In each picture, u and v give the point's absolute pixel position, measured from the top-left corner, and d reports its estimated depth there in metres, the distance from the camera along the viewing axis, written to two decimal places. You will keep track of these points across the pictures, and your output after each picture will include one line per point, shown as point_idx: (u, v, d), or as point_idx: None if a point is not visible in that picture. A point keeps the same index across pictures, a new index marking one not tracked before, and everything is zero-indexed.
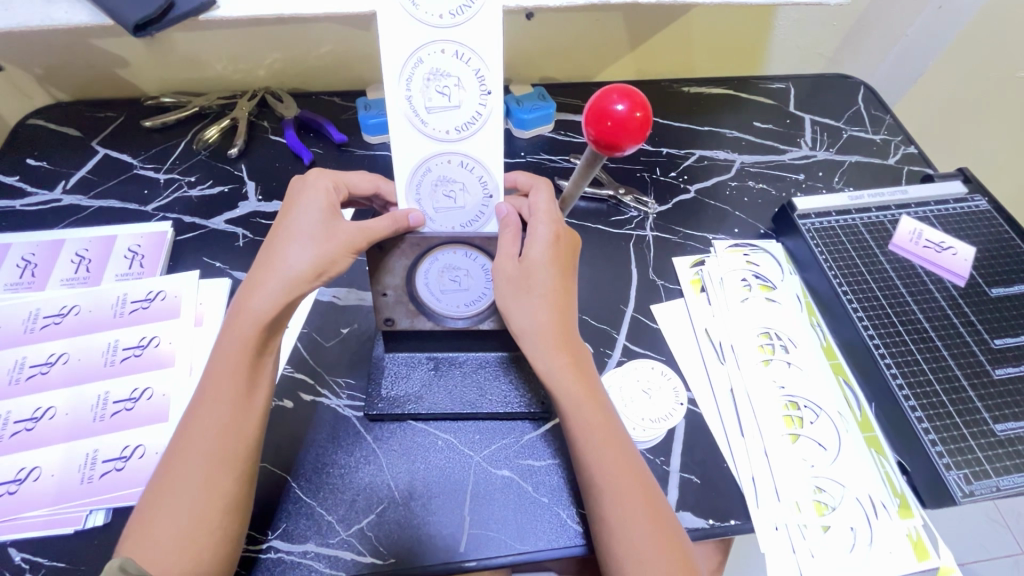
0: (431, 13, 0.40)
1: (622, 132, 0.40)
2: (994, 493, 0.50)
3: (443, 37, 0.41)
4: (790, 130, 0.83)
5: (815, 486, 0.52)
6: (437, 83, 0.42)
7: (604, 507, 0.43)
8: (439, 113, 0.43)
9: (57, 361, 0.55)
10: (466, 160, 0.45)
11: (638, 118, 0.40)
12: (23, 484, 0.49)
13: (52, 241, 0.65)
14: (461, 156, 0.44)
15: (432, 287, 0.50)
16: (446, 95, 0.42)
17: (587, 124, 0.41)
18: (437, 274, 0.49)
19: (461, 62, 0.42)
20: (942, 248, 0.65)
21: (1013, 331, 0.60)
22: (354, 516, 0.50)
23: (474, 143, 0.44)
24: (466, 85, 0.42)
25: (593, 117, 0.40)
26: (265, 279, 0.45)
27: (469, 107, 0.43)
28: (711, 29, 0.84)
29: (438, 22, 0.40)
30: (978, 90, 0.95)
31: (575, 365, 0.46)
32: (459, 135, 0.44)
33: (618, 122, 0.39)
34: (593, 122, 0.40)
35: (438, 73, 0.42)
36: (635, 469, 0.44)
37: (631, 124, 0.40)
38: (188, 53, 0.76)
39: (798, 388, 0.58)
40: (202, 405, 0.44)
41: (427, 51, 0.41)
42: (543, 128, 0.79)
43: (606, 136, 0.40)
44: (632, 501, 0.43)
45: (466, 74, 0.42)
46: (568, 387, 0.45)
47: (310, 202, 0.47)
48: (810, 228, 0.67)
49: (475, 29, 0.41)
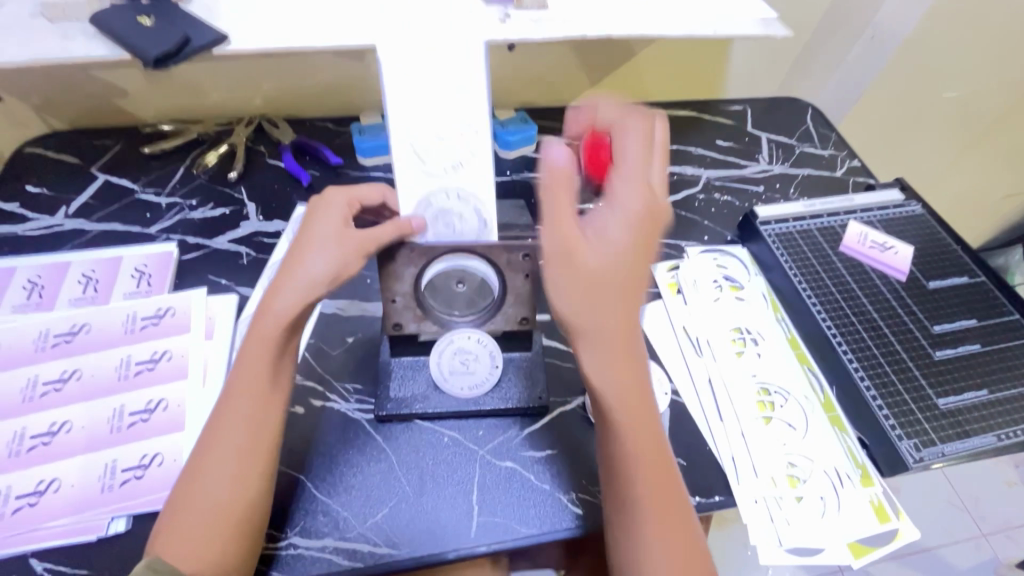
0: (425, 77, 0.48)
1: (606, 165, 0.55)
2: (940, 458, 0.57)
3: (436, 94, 0.48)
4: (749, 147, 0.91)
5: (788, 461, 0.58)
6: (432, 129, 0.49)
7: (637, 549, 0.44)
8: (435, 154, 0.49)
9: (70, 377, 0.57)
10: (462, 193, 0.50)
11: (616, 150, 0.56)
12: (44, 495, 0.50)
13: (56, 263, 0.67)
14: (456, 187, 0.50)
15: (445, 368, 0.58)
16: (440, 138, 0.49)
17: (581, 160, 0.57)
18: (450, 354, 0.57)
19: (452, 112, 0.49)
20: (886, 248, 0.73)
21: (951, 317, 0.68)
22: (369, 510, 0.53)
23: (468, 176, 0.50)
24: (457, 129, 0.49)
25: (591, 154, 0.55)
26: (286, 284, 0.49)
27: (461, 146, 0.49)
28: (674, 59, 0.93)
29: (430, 83, 0.48)
30: (912, 111, 1.07)
31: (626, 372, 0.44)
32: (454, 170, 0.49)
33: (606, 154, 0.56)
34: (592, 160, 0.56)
35: (433, 123, 0.49)
36: (669, 480, 0.46)
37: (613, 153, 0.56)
38: (188, 83, 0.80)
39: (768, 376, 0.64)
40: (229, 401, 0.48)
41: (421, 106, 0.48)
42: (526, 149, 0.85)
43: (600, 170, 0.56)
44: (618, 361, 0.43)
45: (456, 121, 0.49)
46: (611, 383, 0.43)
47: (327, 216, 0.51)
48: (772, 233, 0.74)
49: (462, 87, 0.49)
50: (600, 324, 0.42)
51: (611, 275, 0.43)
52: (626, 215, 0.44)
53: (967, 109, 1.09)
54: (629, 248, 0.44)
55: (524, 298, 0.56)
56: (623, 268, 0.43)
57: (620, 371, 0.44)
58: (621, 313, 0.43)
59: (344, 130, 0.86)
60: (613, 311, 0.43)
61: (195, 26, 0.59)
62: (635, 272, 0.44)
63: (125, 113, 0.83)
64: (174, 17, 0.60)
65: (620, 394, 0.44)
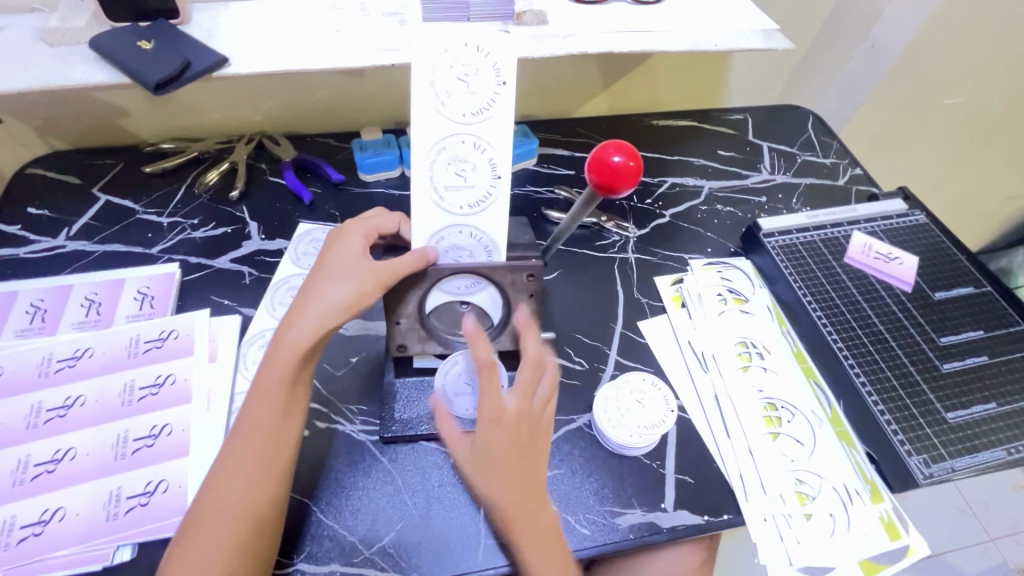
0: (455, 111, 0.48)
1: (618, 179, 0.48)
2: (950, 474, 0.56)
3: (464, 131, 0.49)
4: (750, 156, 0.91)
5: (796, 478, 0.58)
6: (455, 167, 0.50)
7: None
8: (455, 192, 0.51)
9: (74, 404, 0.57)
10: (475, 232, 0.52)
11: (633, 167, 0.48)
12: (48, 524, 0.50)
13: (59, 286, 0.67)
14: (471, 228, 0.52)
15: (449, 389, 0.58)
16: (461, 176, 0.50)
17: (591, 171, 0.49)
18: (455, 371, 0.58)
19: (477, 151, 0.50)
20: (890, 259, 0.73)
21: (957, 329, 0.67)
22: (375, 535, 0.52)
23: (484, 217, 0.52)
24: (480, 169, 0.50)
25: (594, 166, 0.48)
26: (303, 311, 0.50)
27: (481, 187, 0.51)
28: (674, 70, 0.93)
29: (461, 118, 0.49)
30: (913, 117, 1.07)
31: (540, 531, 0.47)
32: (471, 210, 0.51)
33: (615, 171, 0.47)
34: (595, 171, 0.48)
35: (457, 159, 0.50)
36: None
37: (626, 172, 0.48)
38: (189, 102, 0.80)
39: (774, 391, 0.64)
40: (243, 427, 0.48)
41: (449, 141, 0.49)
42: (528, 162, 0.85)
43: (605, 181, 0.48)
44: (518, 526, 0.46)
45: (480, 160, 0.50)
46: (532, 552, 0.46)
47: (346, 246, 0.53)
48: (775, 245, 0.74)
49: (490, 127, 0.49)
50: (502, 499, 0.46)
51: (492, 456, 0.47)
52: (504, 408, 0.47)
53: (967, 115, 1.09)
54: (512, 435, 0.47)
55: (529, 318, 0.56)
56: (509, 449, 0.47)
57: (533, 548, 0.46)
58: (522, 484, 0.47)
59: (345, 146, 0.86)
60: (507, 480, 0.47)
61: (195, 50, 0.59)
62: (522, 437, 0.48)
63: (126, 132, 0.83)
64: (175, 40, 0.60)
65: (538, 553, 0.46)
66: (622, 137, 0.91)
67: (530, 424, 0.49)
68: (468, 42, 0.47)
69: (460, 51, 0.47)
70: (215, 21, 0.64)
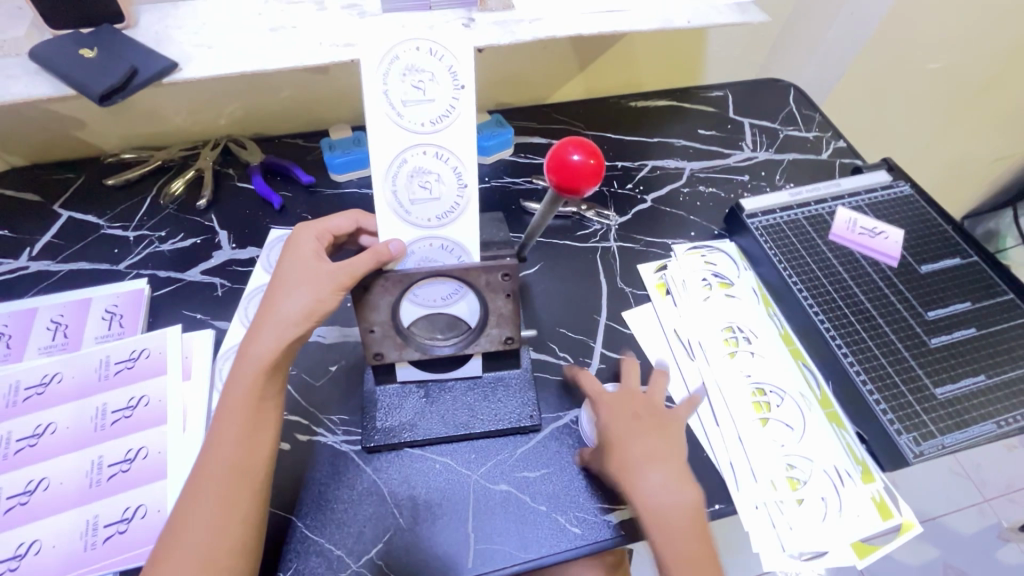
0: (413, 121, 0.46)
1: (579, 178, 0.46)
2: (940, 451, 0.56)
3: (425, 141, 0.47)
4: (732, 134, 0.89)
5: (787, 463, 0.57)
6: (419, 178, 0.48)
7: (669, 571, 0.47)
8: (421, 205, 0.49)
9: (45, 432, 0.55)
10: (446, 243, 0.50)
11: (593, 165, 0.46)
12: (24, 559, 0.48)
13: (23, 310, 0.65)
14: (442, 240, 0.50)
15: (438, 408, 0.58)
16: (426, 188, 0.48)
17: (550, 171, 0.47)
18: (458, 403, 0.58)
19: (440, 161, 0.48)
20: (875, 234, 0.72)
21: (944, 302, 0.66)
22: (362, 547, 0.51)
23: (453, 228, 0.50)
24: (445, 180, 0.48)
25: (553, 165, 0.46)
26: (264, 324, 0.48)
27: (448, 198, 0.49)
28: (651, 49, 0.90)
29: (420, 128, 0.46)
30: (897, 85, 1.04)
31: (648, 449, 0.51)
32: (440, 222, 0.49)
33: (574, 171, 0.45)
34: (554, 171, 0.46)
35: (421, 170, 0.48)
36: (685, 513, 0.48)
37: (586, 171, 0.45)
38: (147, 108, 0.77)
39: (762, 375, 0.63)
40: (210, 448, 0.46)
41: (410, 153, 0.47)
42: (503, 153, 0.83)
43: (564, 181, 0.46)
44: (651, 473, 0.49)
45: (445, 170, 0.48)
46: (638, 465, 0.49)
47: (297, 253, 0.52)
48: (759, 225, 0.72)
49: (452, 135, 0.47)
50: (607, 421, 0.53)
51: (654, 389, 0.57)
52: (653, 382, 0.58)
53: (952, 79, 1.07)
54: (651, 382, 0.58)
55: (507, 318, 0.54)
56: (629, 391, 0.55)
57: (641, 465, 0.49)
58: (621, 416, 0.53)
59: (314, 146, 0.83)
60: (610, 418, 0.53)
61: (142, 56, 0.56)
62: (640, 408, 0.54)
63: (85, 144, 0.80)
64: (120, 47, 0.57)
65: (639, 470, 0.49)
66: (601, 121, 0.89)
67: (627, 389, 0.55)
68: (420, 46, 0.44)
69: (412, 58, 0.44)
70: (165, 23, 0.61)
